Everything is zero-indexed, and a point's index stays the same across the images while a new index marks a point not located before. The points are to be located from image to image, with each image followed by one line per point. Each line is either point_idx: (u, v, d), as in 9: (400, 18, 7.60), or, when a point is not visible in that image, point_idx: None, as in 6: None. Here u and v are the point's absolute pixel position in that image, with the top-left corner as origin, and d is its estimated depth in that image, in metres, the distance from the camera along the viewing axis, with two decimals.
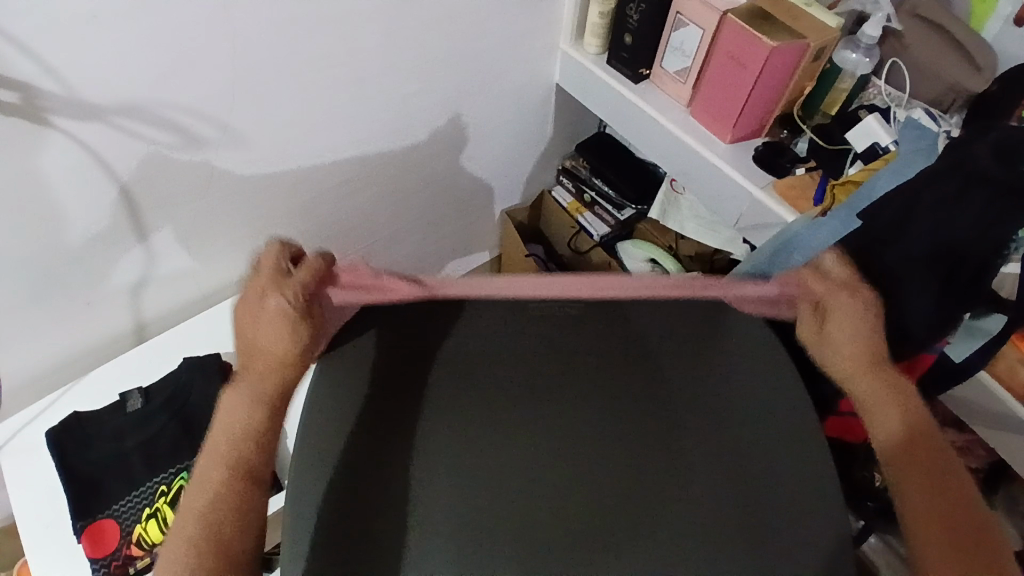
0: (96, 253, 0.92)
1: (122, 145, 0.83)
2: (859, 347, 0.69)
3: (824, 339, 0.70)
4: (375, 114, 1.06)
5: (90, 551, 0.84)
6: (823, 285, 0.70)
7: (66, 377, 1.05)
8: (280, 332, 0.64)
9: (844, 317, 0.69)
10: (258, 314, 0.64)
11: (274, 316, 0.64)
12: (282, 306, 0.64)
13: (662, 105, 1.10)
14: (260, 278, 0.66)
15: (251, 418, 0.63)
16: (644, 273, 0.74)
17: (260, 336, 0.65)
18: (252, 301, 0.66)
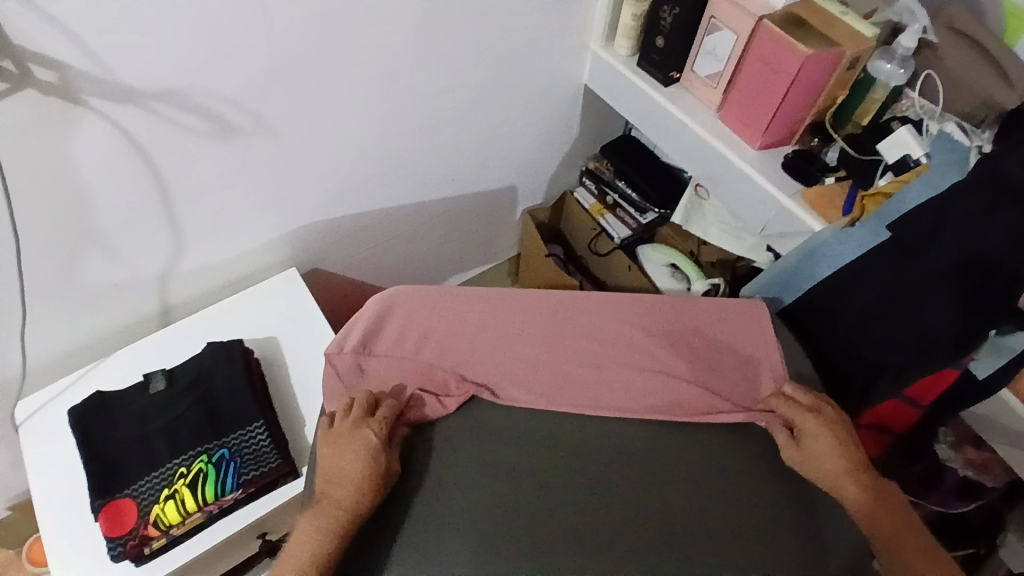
0: (126, 235, 0.93)
1: (156, 129, 0.84)
2: (834, 454, 0.76)
3: (800, 452, 0.78)
4: (405, 108, 1.06)
5: (107, 529, 0.86)
6: (789, 407, 0.80)
7: (90, 356, 1.06)
8: (359, 461, 0.73)
9: (814, 428, 0.78)
10: (342, 444, 0.74)
11: (360, 448, 0.73)
12: (365, 441, 0.74)
13: (692, 110, 1.10)
14: (351, 418, 0.77)
15: (317, 544, 0.68)
16: (643, 395, 0.83)
17: (339, 466, 0.73)
18: (341, 433, 0.76)
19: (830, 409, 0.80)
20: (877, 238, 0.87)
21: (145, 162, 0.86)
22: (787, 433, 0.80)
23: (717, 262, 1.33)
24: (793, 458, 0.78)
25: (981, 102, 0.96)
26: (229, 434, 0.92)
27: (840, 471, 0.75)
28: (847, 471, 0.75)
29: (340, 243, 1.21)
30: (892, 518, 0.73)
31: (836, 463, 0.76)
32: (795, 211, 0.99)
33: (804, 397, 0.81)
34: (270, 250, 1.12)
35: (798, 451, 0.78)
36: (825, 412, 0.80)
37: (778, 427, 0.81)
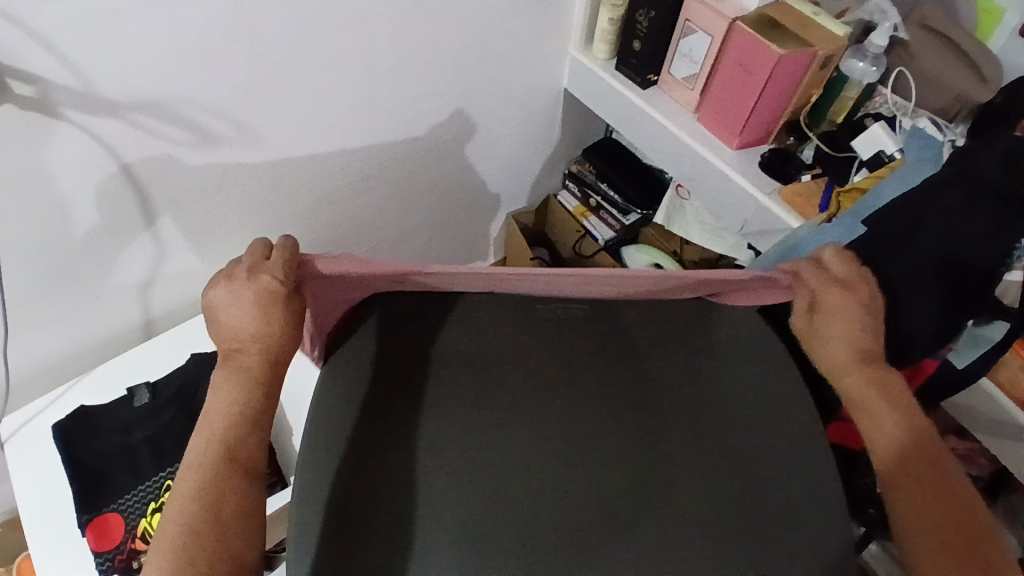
0: (106, 246, 0.93)
1: (135, 140, 0.84)
2: (852, 352, 0.73)
3: (821, 342, 0.75)
4: (387, 114, 1.07)
5: (95, 544, 0.85)
6: (817, 278, 0.75)
7: (72, 370, 1.06)
8: (261, 313, 0.69)
9: (837, 305, 0.74)
10: (239, 298, 0.69)
11: (252, 301, 0.69)
12: (266, 285, 0.69)
13: (670, 111, 1.11)
14: (238, 278, 0.70)
15: (235, 397, 0.67)
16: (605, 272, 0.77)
17: (238, 317, 0.69)
18: (230, 300, 0.69)
19: (868, 287, 0.74)
20: (851, 233, 0.88)
21: (125, 173, 0.86)
22: (807, 305, 0.76)
23: (700, 260, 1.34)
24: (800, 331, 0.77)
25: (954, 98, 0.98)
26: None
27: (852, 369, 0.73)
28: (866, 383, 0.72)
29: (324, 250, 1.21)
30: (922, 463, 0.67)
31: (845, 346, 0.74)
32: (773, 209, 1.00)
33: (840, 270, 0.76)
34: None
35: (808, 328, 0.76)
36: (860, 291, 0.74)
37: (805, 297, 0.77)
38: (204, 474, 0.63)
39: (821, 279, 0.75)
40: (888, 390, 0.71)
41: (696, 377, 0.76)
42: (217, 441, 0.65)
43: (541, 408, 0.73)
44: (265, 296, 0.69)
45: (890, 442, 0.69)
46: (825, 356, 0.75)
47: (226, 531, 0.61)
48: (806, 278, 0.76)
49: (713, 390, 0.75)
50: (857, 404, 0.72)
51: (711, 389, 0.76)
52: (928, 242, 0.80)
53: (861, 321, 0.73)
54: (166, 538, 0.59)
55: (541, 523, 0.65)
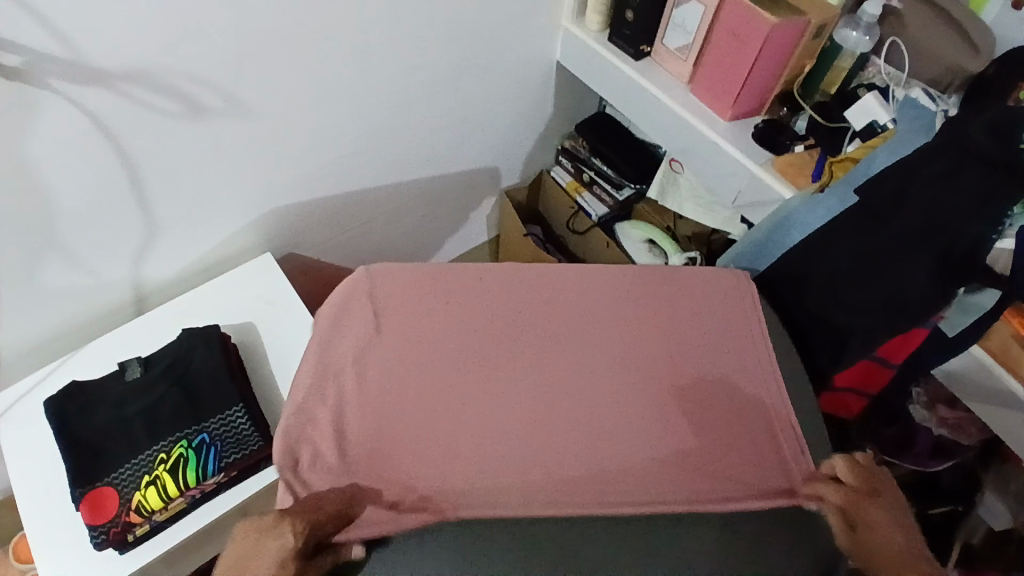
0: (96, 221, 0.92)
1: (125, 112, 0.83)
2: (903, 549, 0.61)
3: (862, 543, 0.63)
4: (378, 88, 1.06)
5: (89, 518, 0.84)
6: (833, 488, 0.68)
7: (63, 348, 1.05)
8: (268, 573, 0.57)
9: (875, 513, 0.65)
10: (255, 556, 0.58)
11: (269, 546, 0.58)
12: (281, 547, 0.58)
13: (663, 82, 1.10)
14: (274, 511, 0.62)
15: None
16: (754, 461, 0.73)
17: (244, 559, 0.59)
18: (249, 533, 0.60)
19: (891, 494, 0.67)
20: (845, 204, 0.89)
21: (115, 147, 0.85)
22: (844, 518, 0.65)
23: (693, 236, 1.34)
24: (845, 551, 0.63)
25: (946, 69, 0.98)
26: (211, 418, 0.91)
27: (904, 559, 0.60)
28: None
29: (315, 225, 1.20)
30: None
31: (895, 545, 0.61)
32: (765, 180, 1.00)
33: (858, 479, 0.68)
34: (244, 236, 1.11)
35: (850, 538, 0.64)
36: (885, 499, 0.66)
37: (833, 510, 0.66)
38: None
39: (843, 489, 0.67)
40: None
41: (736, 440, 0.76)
42: None
43: (519, 446, 0.73)
44: (273, 553, 0.58)
45: None
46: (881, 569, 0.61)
47: None
48: (827, 495, 0.68)
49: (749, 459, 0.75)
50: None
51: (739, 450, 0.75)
52: (918, 210, 0.81)
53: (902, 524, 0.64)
54: None
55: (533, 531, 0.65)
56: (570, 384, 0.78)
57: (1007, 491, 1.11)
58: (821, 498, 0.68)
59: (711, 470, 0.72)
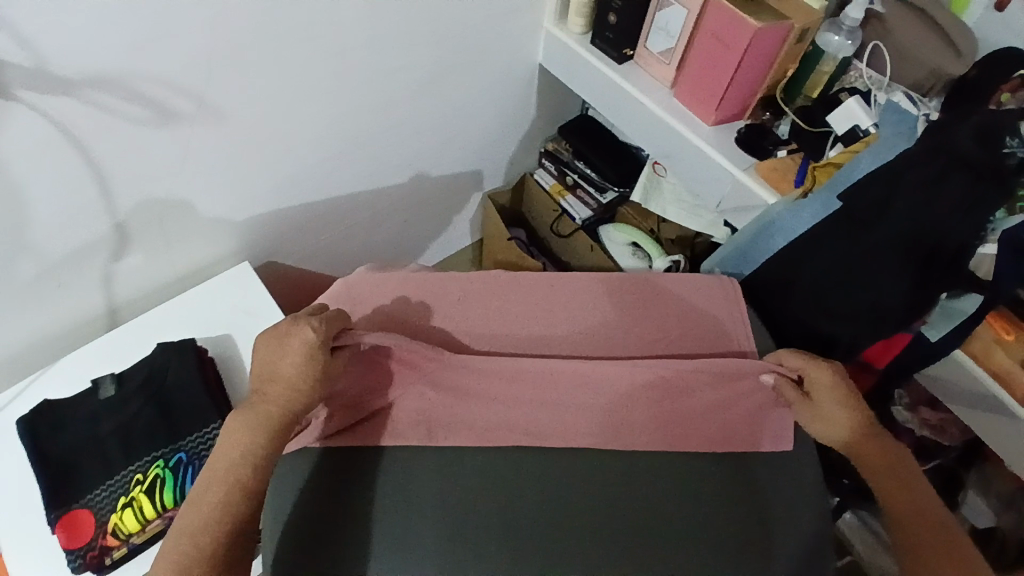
0: (64, 231, 0.89)
1: (92, 119, 0.80)
2: (848, 413, 0.74)
3: (814, 407, 0.74)
4: (356, 90, 1.03)
5: (65, 542, 0.82)
6: (795, 358, 0.76)
7: (34, 363, 1.02)
8: (298, 361, 0.67)
9: (824, 387, 0.74)
10: (288, 351, 0.67)
11: (298, 347, 0.67)
12: (304, 340, 0.67)
13: (647, 86, 1.09)
14: (282, 322, 0.70)
15: (250, 440, 0.67)
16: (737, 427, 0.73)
17: (279, 355, 0.68)
18: (278, 332, 0.69)
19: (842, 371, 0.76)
20: (828, 210, 0.88)
21: (82, 155, 0.83)
22: (797, 389, 0.75)
23: (677, 238, 1.34)
24: (801, 409, 0.74)
25: (928, 73, 0.98)
26: (188, 435, 0.89)
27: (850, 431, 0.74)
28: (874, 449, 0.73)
29: (294, 232, 1.17)
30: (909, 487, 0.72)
31: (844, 416, 0.74)
32: (749, 184, 0.99)
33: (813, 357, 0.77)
34: (220, 244, 1.09)
35: (810, 405, 0.74)
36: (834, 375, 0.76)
37: (785, 382, 0.76)
38: (199, 538, 0.64)
39: (802, 358, 0.76)
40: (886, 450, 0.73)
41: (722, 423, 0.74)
42: (231, 492, 0.66)
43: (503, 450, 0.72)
44: (304, 349, 0.67)
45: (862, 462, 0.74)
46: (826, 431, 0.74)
47: (219, 542, 0.64)
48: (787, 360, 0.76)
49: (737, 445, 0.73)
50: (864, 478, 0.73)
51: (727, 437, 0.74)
52: (901, 217, 0.81)
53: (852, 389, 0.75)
54: (183, 541, 0.64)
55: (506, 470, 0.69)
56: None
57: (991, 492, 1.14)
58: (780, 360, 0.77)
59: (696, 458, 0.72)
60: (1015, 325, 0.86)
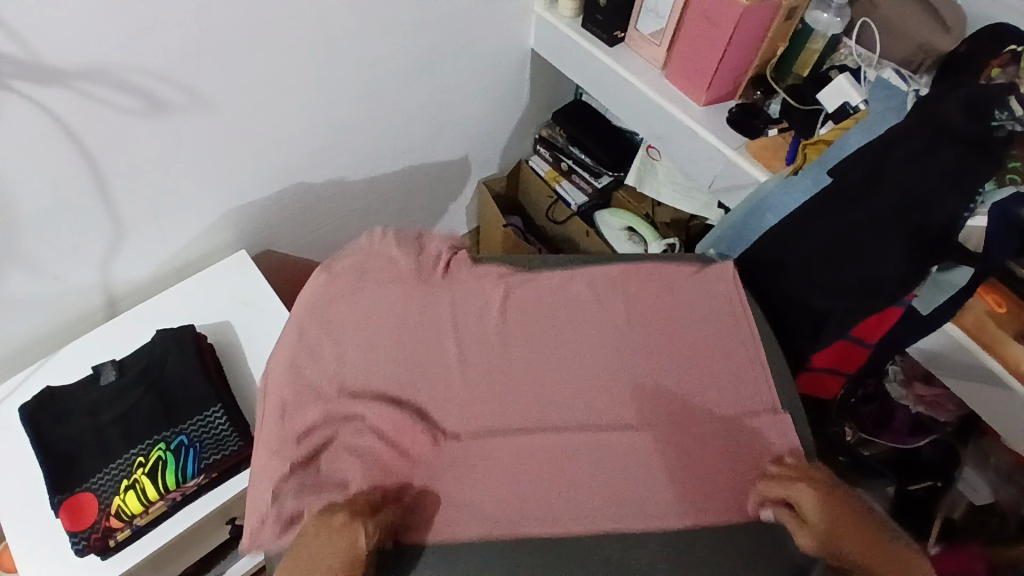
0: (61, 222, 0.90)
1: (85, 109, 0.81)
2: (848, 530, 0.64)
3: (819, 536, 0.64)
4: (348, 78, 1.04)
5: (69, 524, 0.83)
6: (776, 480, 0.68)
7: (38, 354, 1.03)
8: (341, 571, 0.60)
9: (806, 497, 0.65)
10: (333, 551, 0.60)
11: (342, 550, 0.61)
12: (354, 548, 0.61)
13: (637, 68, 1.10)
14: (335, 517, 0.63)
15: None
16: (727, 395, 0.76)
17: (318, 557, 0.61)
18: (320, 526, 0.63)
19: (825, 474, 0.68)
20: (818, 185, 0.89)
21: (78, 146, 0.83)
22: (792, 518, 0.65)
23: (672, 221, 1.33)
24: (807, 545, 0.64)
25: (916, 48, 0.98)
26: (188, 419, 0.90)
27: (861, 546, 0.63)
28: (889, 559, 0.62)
29: (290, 221, 1.19)
30: None
31: (849, 532, 0.63)
32: (740, 163, 1.00)
33: (791, 469, 0.69)
34: (217, 233, 1.10)
35: (809, 534, 0.64)
36: (819, 479, 0.67)
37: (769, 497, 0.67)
38: None
39: (783, 477, 0.68)
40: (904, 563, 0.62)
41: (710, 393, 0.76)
42: None
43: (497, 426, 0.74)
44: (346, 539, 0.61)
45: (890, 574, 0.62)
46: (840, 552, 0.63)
47: None
48: (766, 487, 0.68)
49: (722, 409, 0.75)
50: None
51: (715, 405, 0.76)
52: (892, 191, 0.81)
53: (846, 501, 0.66)
54: None
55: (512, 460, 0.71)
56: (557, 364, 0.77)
57: (987, 464, 1.14)
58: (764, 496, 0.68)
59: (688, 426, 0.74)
60: (1007, 297, 0.88)
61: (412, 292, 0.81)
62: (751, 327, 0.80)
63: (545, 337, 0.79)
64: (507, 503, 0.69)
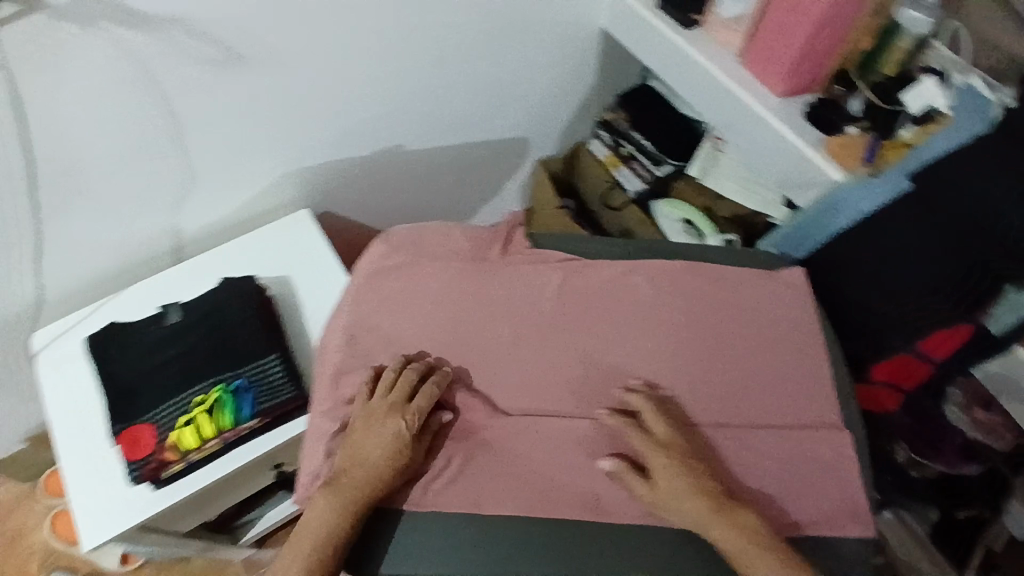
0: (133, 166, 0.93)
1: (165, 56, 0.83)
2: (696, 492, 0.67)
3: (653, 491, 0.68)
4: (416, 44, 1.04)
5: (129, 453, 0.89)
6: (637, 437, 0.70)
7: (108, 291, 1.08)
8: (387, 455, 0.68)
9: (664, 467, 0.68)
10: (384, 450, 0.68)
11: (387, 437, 0.68)
12: (396, 435, 0.69)
13: (712, 54, 1.07)
14: (377, 406, 0.70)
15: (337, 518, 0.66)
16: (783, 394, 0.75)
17: (366, 444, 0.69)
18: (366, 416, 0.70)
19: (686, 446, 0.70)
20: (897, 190, 0.86)
21: (155, 92, 0.86)
22: (640, 476, 0.69)
23: (732, 217, 1.30)
24: (648, 501, 0.68)
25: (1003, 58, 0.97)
26: (244, 363, 0.92)
27: (705, 514, 0.66)
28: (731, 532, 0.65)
29: (350, 184, 1.20)
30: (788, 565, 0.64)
31: (691, 494, 0.67)
32: (814, 161, 0.97)
33: (660, 428, 0.70)
34: (280, 190, 1.12)
35: (653, 494, 0.68)
36: (681, 452, 0.69)
37: (626, 469, 0.69)
38: None
39: (640, 436, 0.70)
40: (755, 534, 0.65)
41: (762, 390, 0.75)
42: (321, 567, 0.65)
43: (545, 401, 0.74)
44: (392, 428, 0.69)
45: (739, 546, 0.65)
46: (676, 513, 0.68)
47: None
48: (630, 436, 0.70)
49: (773, 406, 0.75)
50: (733, 561, 0.65)
51: (766, 401, 0.75)
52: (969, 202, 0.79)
53: (698, 467, 0.69)
54: None
55: (558, 440, 0.72)
56: (609, 346, 0.76)
57: None
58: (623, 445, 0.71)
59: (740, 422, 0.74)
60: None
61: (468, 262, 0.80)
62: (810, 328, 0.78)
63: (601, 317, 0.77)
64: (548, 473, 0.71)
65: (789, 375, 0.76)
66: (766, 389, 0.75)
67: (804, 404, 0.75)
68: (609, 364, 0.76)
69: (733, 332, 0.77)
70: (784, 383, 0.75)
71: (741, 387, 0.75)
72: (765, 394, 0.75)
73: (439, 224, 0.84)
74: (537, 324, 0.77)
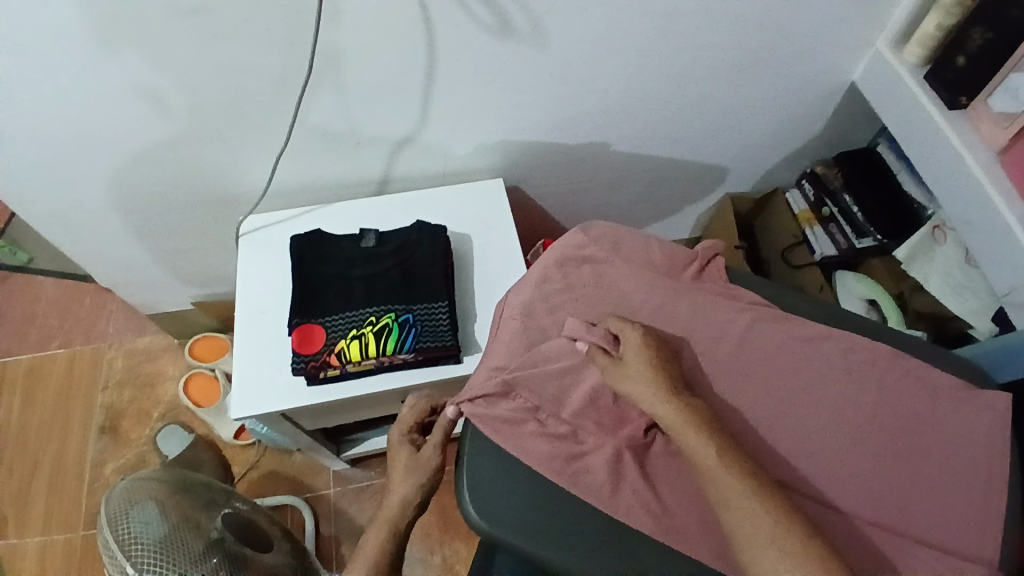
0: (381, 100, 1.02)
1: (448, 11, 0.90)
2: (648, 370, 0.72)
3: (617, 368, 0.73)
4: (663, 54, 1.05)
5: (298, 346, 0.98)
6: (617, 323, 0.76)
7: (316, 200, 1.21)
8: (416, 478, 0.80)
9: (631, 346, 0.73)
10: (404, 469, 0.80)
11: (412, 462, 0.81)
12: (417, 459, 0.81)
13: (970, 142, 0.98)
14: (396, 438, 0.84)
15: (385, 538, 0.78)
16: (948, 513, 0.68)
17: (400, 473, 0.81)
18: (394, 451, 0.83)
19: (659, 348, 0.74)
20: None
21: (426, 39, 0.94)
22: (608, 356, 0.74)
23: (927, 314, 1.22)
24: (607, 369, 0.74)
25: None
26: (419, 303, 1.00)
27: (654, 388, 0.71)
28: (671, 405, 0.69)
29: (548, 168, 1.25)
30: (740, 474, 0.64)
31: (647, 369, 0.72)
32: None
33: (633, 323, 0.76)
34: (488, 155, 1.19)
35: (614, 369, 0.74)
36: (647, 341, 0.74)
37: (601, 350, 0.75)
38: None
39: (621, 326, 0.76)
40: (694, 420, 0.68)
41: (928, 504, 0.68)
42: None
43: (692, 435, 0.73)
44: (416, 454, 0.81)
45: (679, 422, 0.69)
46: (629, 381, 0.72)
47: None
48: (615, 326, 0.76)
49: (935, 524, 0.67)
50: (677, 436, 0.68)
51: (927, 519, 0.68)
52: None
53: (652, 353, 0.73)
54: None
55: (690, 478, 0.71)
56: (775, 402, 0.73)
57: None
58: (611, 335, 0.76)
59: (890, 524, 0.68)
60: None
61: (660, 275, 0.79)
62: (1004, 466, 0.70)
63: (778, 370, 0.75)
64: (676, 505, 0.70)
65: (962, 504, 0.69)
66: (933, 502, 0.68)
67: (972, 535, 0.67)
68: (767, 420, 0.72)
69: (911, 433, 0.71)
70: (951, 503, 0.68)
71: (903, 492, 0.69)
72: (928, 508, 0.68)
73: (641, 235, 0.85)
74: (709, 358, 0.76)
